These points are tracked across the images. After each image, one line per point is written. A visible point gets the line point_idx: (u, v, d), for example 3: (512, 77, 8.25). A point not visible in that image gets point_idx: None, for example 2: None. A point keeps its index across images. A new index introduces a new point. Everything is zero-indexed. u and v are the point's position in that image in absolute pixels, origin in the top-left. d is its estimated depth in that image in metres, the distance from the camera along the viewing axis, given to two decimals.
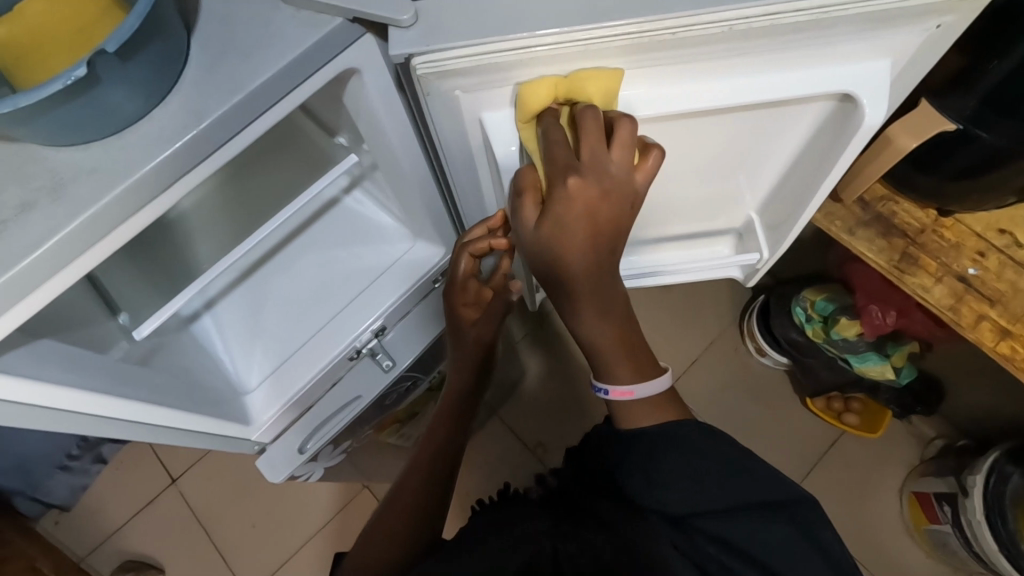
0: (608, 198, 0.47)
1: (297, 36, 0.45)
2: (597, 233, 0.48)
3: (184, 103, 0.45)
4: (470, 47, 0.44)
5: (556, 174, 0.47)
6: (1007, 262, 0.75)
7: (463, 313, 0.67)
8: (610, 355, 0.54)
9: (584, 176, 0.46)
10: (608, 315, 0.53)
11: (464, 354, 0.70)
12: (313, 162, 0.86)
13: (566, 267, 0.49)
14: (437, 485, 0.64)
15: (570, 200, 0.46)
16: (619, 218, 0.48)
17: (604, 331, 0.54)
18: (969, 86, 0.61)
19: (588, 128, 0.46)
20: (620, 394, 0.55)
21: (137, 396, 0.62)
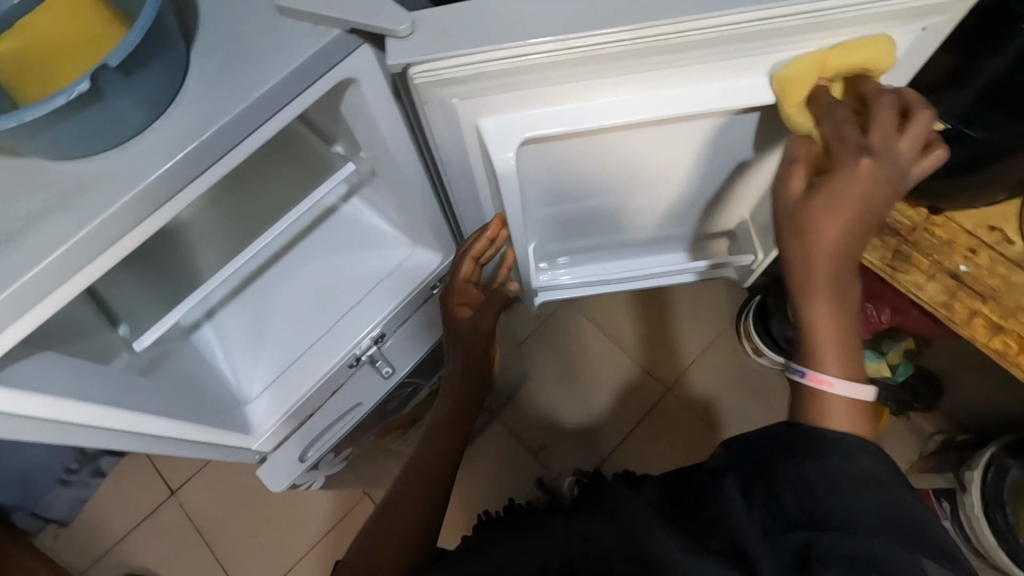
0: (894, 182, 0.47)
1: (297, 45, 0.46)
2: (866, 213, 0.47)
3: (187, 114, 0.45)
4: (467, 57, 0.44)
5: (847, 147, 0.47)
6: (999, 258, 0.76)
7: (460, 314, 0.67)
8: (823, 343, 0.50)
9: (880, 157, 0.46)
10: (844, 307, 0.50)
11: (468, 347, 0.68)
12: (311, 170, 0.87)
13: (819, 243, 0.48)
14: (439, 491, 0.61)
15: (859, 174, 0.46)
16: (885, 204, 0.48)
17: (836, 317, 0.49)
18: (961, 85, 0.62)
19: (885, 110, 0.48)
20: (816, 381, 0.49)
21: (139, 407, 0.62)
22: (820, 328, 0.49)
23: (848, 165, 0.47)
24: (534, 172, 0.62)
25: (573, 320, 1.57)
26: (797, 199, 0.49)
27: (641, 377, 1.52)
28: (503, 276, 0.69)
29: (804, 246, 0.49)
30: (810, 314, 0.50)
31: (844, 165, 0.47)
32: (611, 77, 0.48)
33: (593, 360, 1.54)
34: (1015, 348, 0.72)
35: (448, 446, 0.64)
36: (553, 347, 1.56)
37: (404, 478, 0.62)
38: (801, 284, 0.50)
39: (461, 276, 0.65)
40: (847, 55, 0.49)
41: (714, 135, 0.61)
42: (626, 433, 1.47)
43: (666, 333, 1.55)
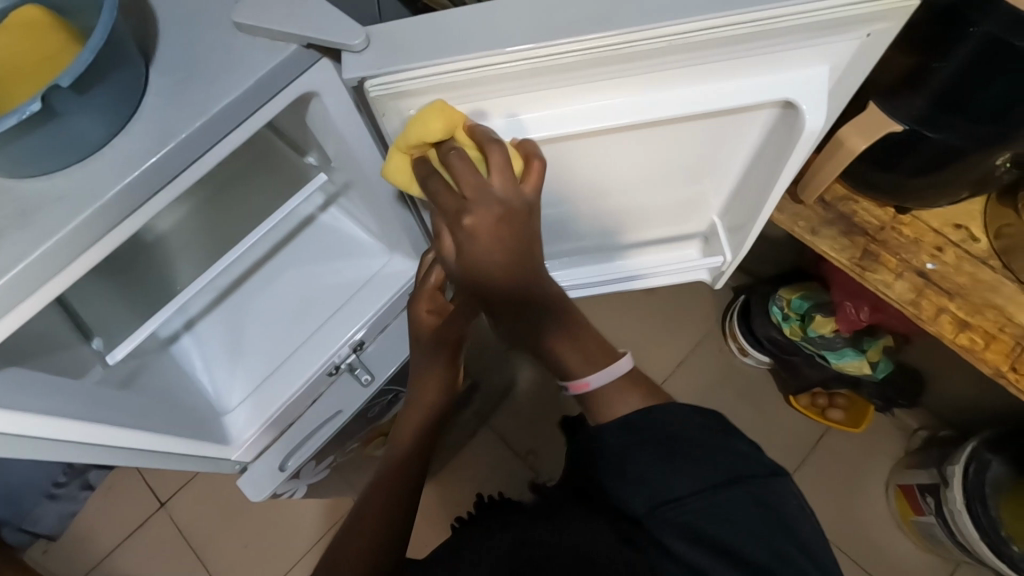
0: (506, 217, 0.47)
1: (254, 62, 0.47)
2: (512, 244, 0.49)
3: (144, 131, 0.46)
4: (423, 69, 0.45)
5: (448, 208, 0.48)
6: (965, 255, 0.78)
7: (427, 319, 0.69)
8: (569, 357, 0.56)
9: (476, 208, 0.47)
10: (567, 324, 0.57)
11: (438, 356, 0.67)
12: (287, 181, 0.87)
13: (487, 284, 0.51)
14: (408, 496, 0.62)
15: (480, 226, 0.47)
16: (521, 229, 0.49)
17: (565, 338, 0.56)
18: (915, 87, 0.63)
19: (495, 155, 0.47)
20: (580, 388, 0.57)
21: (111, 420, 0.63)
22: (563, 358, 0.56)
23: (461, 230, 0.48)
24: None
25: None
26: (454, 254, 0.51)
27: None
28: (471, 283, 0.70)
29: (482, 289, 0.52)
30: (547, 350, 0.57)
31: (460, 234, 0.48)
32: (564, 86, 0.49)
33: None
34: (983, 344, 0.74)
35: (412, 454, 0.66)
36: (542, 351, 1.56)
37: (377, 484, 0.63)
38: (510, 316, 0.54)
39: (432, 282, 0.69)
40: (424, 130, 0.47)
41: (677, 142, 0.62)
42: None
43: (652, 336, 1.56)
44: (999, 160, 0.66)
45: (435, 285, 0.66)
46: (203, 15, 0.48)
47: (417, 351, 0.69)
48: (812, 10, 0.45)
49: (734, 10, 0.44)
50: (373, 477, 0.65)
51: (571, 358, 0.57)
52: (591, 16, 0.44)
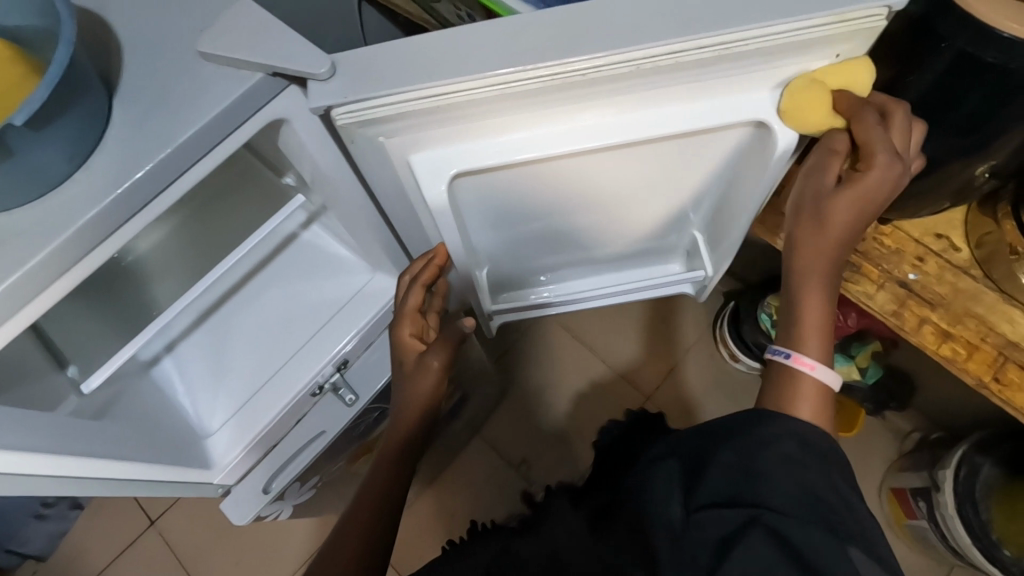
0: (871, 198, 0.52)
1: (218, 91, 0.46)
2: (866, 205, 0.53)
3: (108, 163, 0.45)
4: (391, 97, 0.45)
5: (842, 151, 0.52)
6: (946, 265, 0.77)
7: (413, 346, 0.67)
8: (808, 326, 0.57)
9: (890, 163, 0.50)
10: (826, 302, 0.57)
11: (418, 382, 0.67)
12: (266, 200, 0.86)
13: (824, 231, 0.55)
14: (388, 516, 0.64)
15: (864, 182, 0.51)
16: (890, 195, 0.53)
17: (822, 305, 0.57)
18: (891, 101, 0.64)
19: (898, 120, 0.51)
20: (802, 364, 0.55)
21: (84, 451, 0.62)
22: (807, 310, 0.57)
23: (830, 185, 0.53)
24: (471, 193, 0.61)
25: (552, 332, 1.57)
26: (827, 186, 0.53)
27: (622, 386, 1.52)
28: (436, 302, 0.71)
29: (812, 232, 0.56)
30: (798, 300, 0.58)
31: (850, 177, 0.52)
32: (535, 111, 0.49)
33: (573, 370, 1.54)
34: (964, 355, 0.74)
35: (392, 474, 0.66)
36: (533, 361, 1.55)
37: (360, 496, 0.66)
38: (800, 268, 0.57)
39: (412, 306, 0.65)
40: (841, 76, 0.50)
41: (658, 160, 0.61)
42: None
43: (645, 342, 1.55)
44: (979, 170, 0.66)
45: (414, 308, 0.66)
46: (167, 44, 0.47)
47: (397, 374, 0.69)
48: (778, 32, 0.45)
49: (701, 34, 0.44)
50: (347, 507, 0.66)
51: (805, 332, 0.57)
52: (557, 42, 0.44)
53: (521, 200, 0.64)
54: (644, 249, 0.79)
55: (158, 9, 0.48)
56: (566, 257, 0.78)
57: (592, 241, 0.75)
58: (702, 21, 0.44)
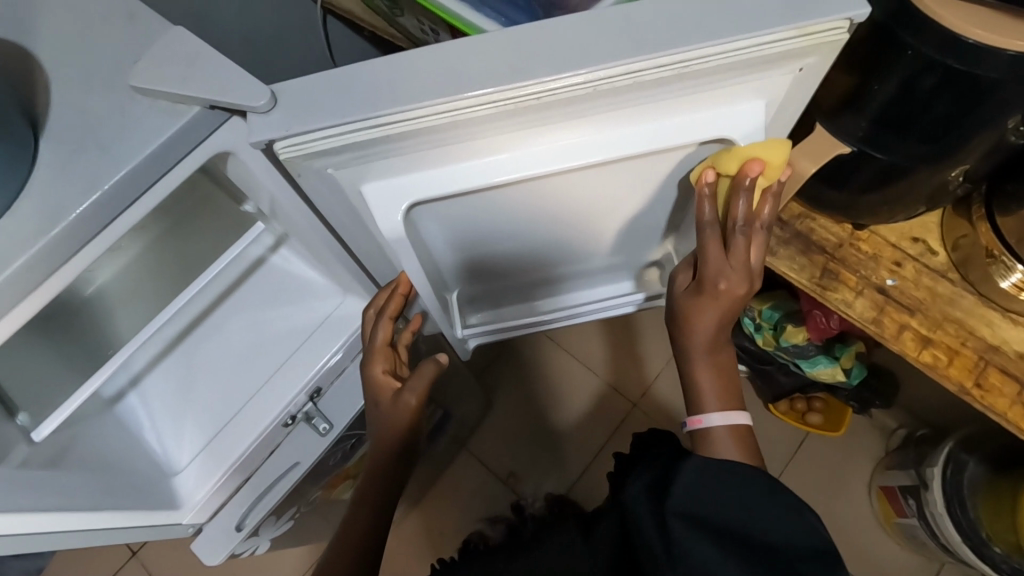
0: (722, 292, 0.58)
1: (152, 128, 0.44)
2: (729, 311, 0.59)
3: (34, 207, 0.42)
4: (336, 128, 0.43)
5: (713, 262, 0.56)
6: (923, 269, 0.77)
7: (386, 382, 0.64)
8: (702, 391, 0.62)
9: (731, 281, 0.56)
10: (721, 374, 0.63)
11: (395, 421, 0.63)
12: (229, 226, 0.84)
13: (693, 323, 0.61)
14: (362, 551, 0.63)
15: (714, 301, 0.58)
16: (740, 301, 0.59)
17: (713, 385, 0.62)
18: (858, 108, 0.63)
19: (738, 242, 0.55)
20: (695, 422, 0.62)
21: (39, 505, 0.59)
22: (699, 384, 0.62)
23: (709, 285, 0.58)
24: (430, 218, 0.59)
25: (536, 342, 1.56)
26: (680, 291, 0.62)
27: (609, 395, 1.50)
28: (405, 338, 0.69)
29: (673, 322, 0.64)
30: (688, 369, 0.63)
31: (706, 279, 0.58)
32: (490, 136, 0.47)
33: (559, 380, 1.52)
34: (945, 361, 0.73)
35: (370, 514, 0.65)
36: (518, 371, 1.53)
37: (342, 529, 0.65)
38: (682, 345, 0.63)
39: (382, 340, 0.64)
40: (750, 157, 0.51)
41: (624, 179, 0.60)
42: (591, 459, 1.45)
43: (631, 350, 1.53)
44: (952, 174, 0.65)
45: (383, 343, 0.64)
46: (97, 78, 0.45)
47: (372, 417, 0.66)
48: (736, 48, 0.43)
49: (657, 53, 0.42)
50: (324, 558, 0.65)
51: (702, 395, 0.62)
52: (508, 65, 0.42)
53: (484, 223, 0.62)
54: (617, 262, 0.78)
55: (87, 42, 0.46)
56: (543, 275, 0.77)
57: (565, 257, 0.74)
58: (657, 39, 0.42)
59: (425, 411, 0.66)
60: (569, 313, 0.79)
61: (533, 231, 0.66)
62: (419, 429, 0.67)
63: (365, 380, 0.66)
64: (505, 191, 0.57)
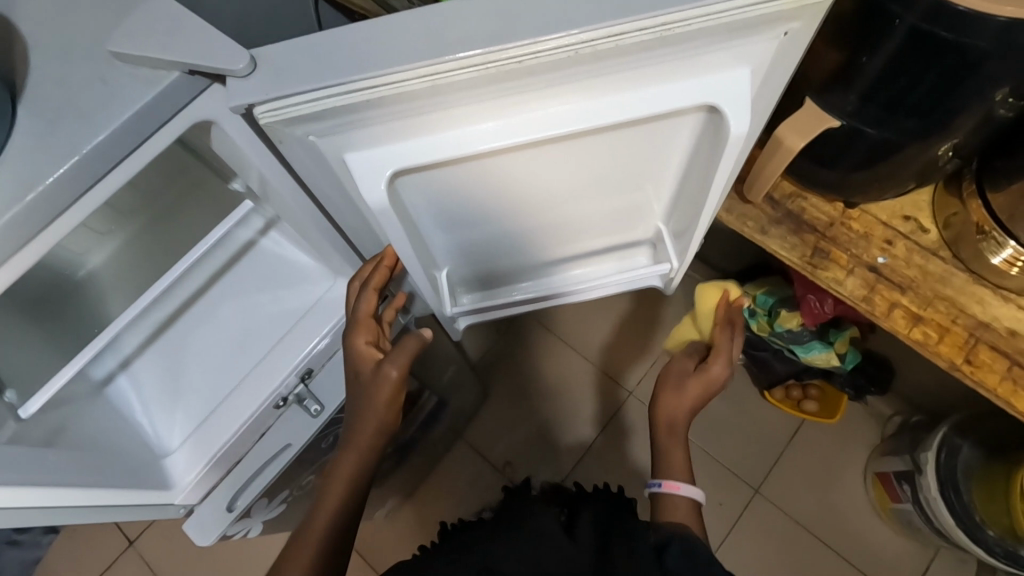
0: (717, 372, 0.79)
1: (131, 94, 0.44)
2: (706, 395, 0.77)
3: (14, 173, 0.42)
4: (315, 92, 0.42)
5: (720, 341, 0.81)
6: (914, 247, 0.76)
7: (369, 353, 0.65)
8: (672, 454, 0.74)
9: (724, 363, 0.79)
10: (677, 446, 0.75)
11: (373, 393, 0.63)
12: (220, 209, 0.84)
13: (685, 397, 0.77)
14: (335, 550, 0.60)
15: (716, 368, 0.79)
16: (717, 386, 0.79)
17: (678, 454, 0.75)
18: (848, 82, 0.62)
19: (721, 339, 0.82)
20: (670, 486, 0.71)
21: (27, 480, 0.59)
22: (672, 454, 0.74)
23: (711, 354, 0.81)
24: (417, 192, 0.58)
25: (530, 330, 1.56)
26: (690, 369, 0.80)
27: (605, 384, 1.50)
28: (387, 315, 0.70)
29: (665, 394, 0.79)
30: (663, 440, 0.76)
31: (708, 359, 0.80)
32: (473, 103, 0.47)
33: (552, 367, 1.52)
34: (936, 338, 0.72)
35: (340, 514, 0.62)
36: (512, 360, 1.53)
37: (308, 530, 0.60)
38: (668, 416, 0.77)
39: (365, 311, 0.65)
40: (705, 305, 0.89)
41: (610, 151, 0.59)
42: (585, 447, 1.45)
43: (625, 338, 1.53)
44: (941, 150, 0.65)
45: (365, 314, 0.65)
46: (76, 44, 0.44)
47: (353, 392, 0.66)
48: (719, 11, 0.43)
49: (639, 15, 0.42)
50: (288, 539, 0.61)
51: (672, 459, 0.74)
52: (488, 30, 0.42)
53: (471, 197, 0.61)
54: (611, 240, 0.77)
55: (69, 10, 0.45)
56: (531, 255, 0.76)
57: (561, 232, 0.73)
58: (640, 2, 0.42)
59: (406, 387, 0.65)
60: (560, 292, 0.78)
61: (520, 208, 0.65)
62: (399, 407, 0.66)
63: (347, 353, 0.66)
64: (489, 162, 0.56)
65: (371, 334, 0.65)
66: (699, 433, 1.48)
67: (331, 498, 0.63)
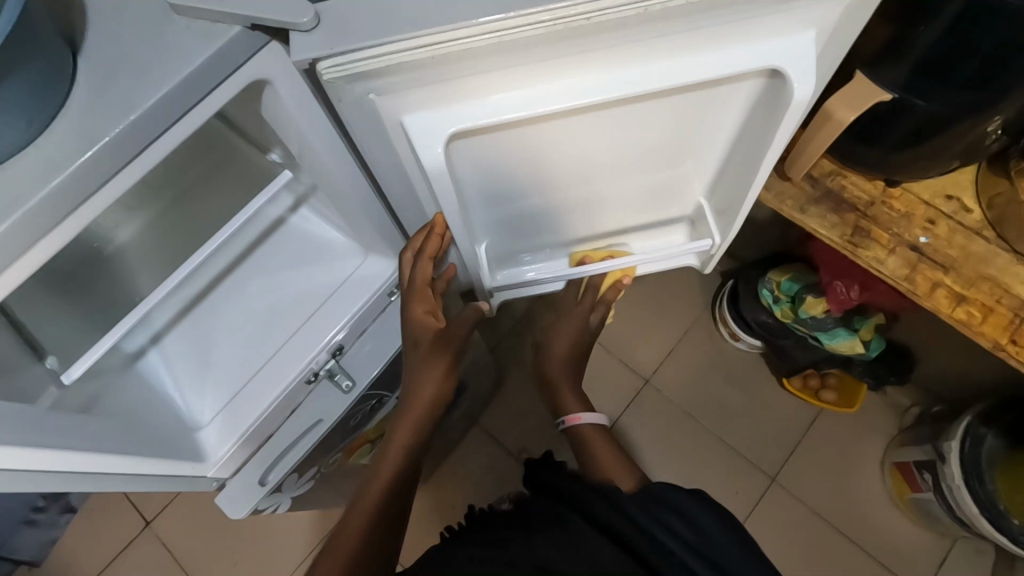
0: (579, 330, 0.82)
1: (191, 48, 0.43)
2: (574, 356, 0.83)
3: (73, 128, 0.41)
4: (381, 47, 0.42)
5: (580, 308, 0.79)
6: (957, 227, 0.75)
7: (426, 321, 0.66)
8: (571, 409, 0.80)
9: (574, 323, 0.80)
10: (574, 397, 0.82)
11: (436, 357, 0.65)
12: (252, 181, 0.83)
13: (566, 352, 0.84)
14: (392, 521, 0.60)
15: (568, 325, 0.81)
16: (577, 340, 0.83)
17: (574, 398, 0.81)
18: (899, 55, 0.61)
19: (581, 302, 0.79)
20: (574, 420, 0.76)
21: (71, 445, 0.59)
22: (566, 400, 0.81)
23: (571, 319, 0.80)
24: (466, 161, 0.58)
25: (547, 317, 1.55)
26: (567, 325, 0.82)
27: (623, 370, 1.52)
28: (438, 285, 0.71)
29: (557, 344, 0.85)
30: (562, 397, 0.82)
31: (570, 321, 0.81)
32: (533, 66, 0.46)
33: None
34: (980, 317, 0.72)
35: (393, 490, 0.62)
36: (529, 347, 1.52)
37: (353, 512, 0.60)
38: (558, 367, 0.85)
39: (421, 278, 0.66)
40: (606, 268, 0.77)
41: (660, 116, 0.59)
42: None
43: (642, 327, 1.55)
44: (991, 126, 0.64)
45: (422, 282, 0.66)
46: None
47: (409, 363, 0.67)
48: None
49: None
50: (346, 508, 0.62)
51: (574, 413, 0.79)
52: None
53: (512, 166, 0.61)
54: (650, 217, 0.77)
55: None
56: (563, 233, 0.76)
57: (600, 206, 0.73)
58: None
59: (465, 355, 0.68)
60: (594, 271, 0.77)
61: (560, 180, 0.65)
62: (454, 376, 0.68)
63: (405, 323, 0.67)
64: (522, 131, 0.57)
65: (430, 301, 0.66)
66: (718, 423, 1.48)
67: (386, 466, 0.64)
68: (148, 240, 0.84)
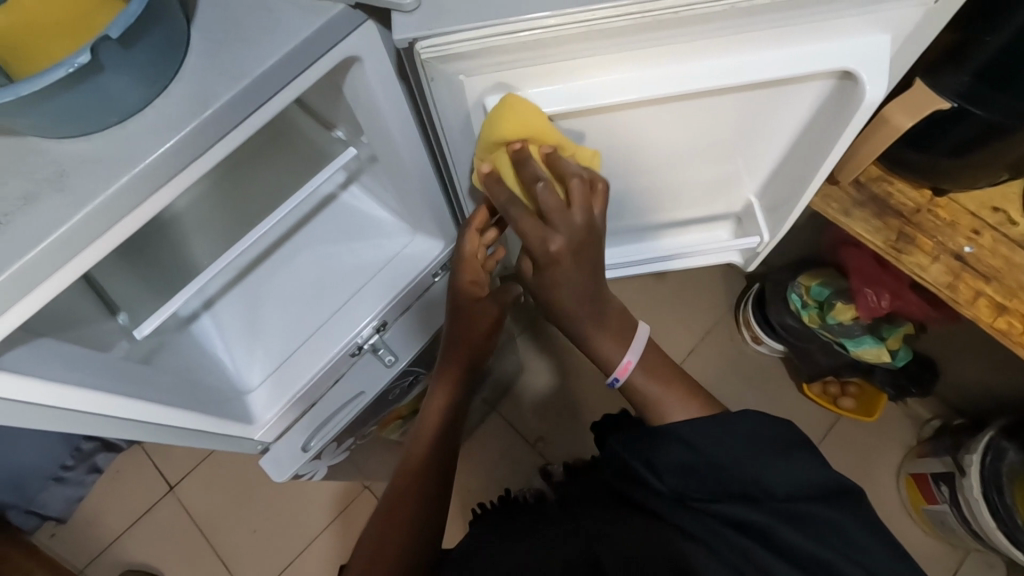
0: None
1: (297, 21, 0.45)
2: None
3: (186, 94, 0.44)
4: (476, 30, 0.44)
5: None
6: (1002, 239, 0.76)
7: (472, 291, 0.69)
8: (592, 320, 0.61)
9: None
10: None
11: (473, 326, 0.70)
12: (313, 157, 0.86)
13: None
14: (438, 482, 0.64)
15: None
16: None
17: None
18: (961, 62, 0.62)
19: None
20: (621, 370, 0.61)
21: (141, 395, 0.62)
22: None
23: None
24: None
25: None
26: None
27: None
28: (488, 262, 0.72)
29: None
30: None
31: None
32: (614, 52, 0.49)
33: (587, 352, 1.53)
34: (1019, 328, 0.73)
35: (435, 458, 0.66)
36: (550, 338, 1.54)
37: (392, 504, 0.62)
38: None
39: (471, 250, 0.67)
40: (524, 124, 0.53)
41: (727, 109, 0.60)
42: None
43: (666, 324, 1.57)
44: None
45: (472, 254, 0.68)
46: None
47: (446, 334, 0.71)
48: None
49: None
50: (394, 475, 0.66)
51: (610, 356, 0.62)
52: None
53: None
54: (699, 211, 0.78)
55: None
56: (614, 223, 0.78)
57: (654, 198, 0.74)
58: None
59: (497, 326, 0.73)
60: (638, 263, 0.80)
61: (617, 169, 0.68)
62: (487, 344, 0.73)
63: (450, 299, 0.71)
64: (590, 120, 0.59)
65: (476, 271, 0.69)
66: None
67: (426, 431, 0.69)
68: (204, 208, 0.86)
